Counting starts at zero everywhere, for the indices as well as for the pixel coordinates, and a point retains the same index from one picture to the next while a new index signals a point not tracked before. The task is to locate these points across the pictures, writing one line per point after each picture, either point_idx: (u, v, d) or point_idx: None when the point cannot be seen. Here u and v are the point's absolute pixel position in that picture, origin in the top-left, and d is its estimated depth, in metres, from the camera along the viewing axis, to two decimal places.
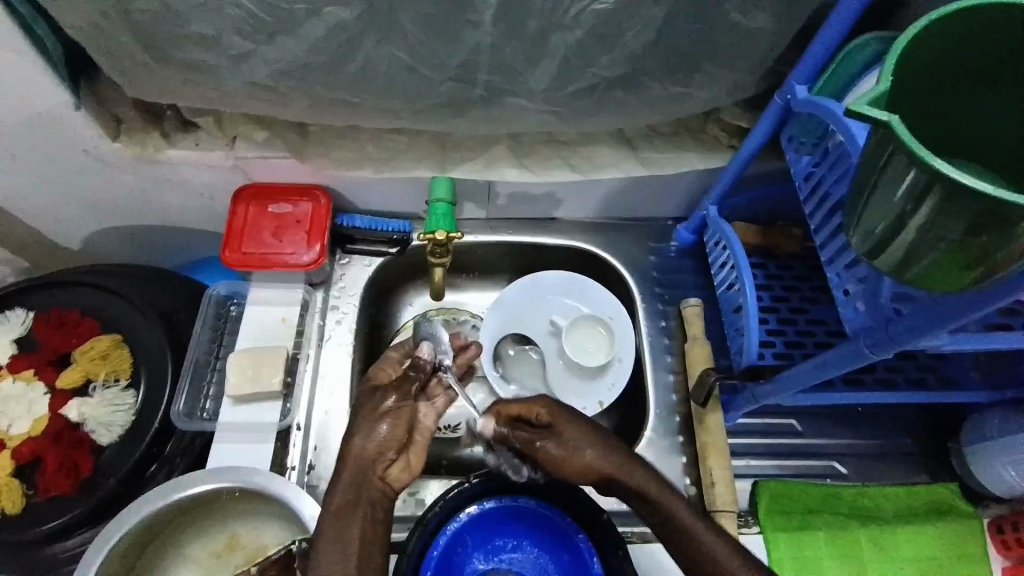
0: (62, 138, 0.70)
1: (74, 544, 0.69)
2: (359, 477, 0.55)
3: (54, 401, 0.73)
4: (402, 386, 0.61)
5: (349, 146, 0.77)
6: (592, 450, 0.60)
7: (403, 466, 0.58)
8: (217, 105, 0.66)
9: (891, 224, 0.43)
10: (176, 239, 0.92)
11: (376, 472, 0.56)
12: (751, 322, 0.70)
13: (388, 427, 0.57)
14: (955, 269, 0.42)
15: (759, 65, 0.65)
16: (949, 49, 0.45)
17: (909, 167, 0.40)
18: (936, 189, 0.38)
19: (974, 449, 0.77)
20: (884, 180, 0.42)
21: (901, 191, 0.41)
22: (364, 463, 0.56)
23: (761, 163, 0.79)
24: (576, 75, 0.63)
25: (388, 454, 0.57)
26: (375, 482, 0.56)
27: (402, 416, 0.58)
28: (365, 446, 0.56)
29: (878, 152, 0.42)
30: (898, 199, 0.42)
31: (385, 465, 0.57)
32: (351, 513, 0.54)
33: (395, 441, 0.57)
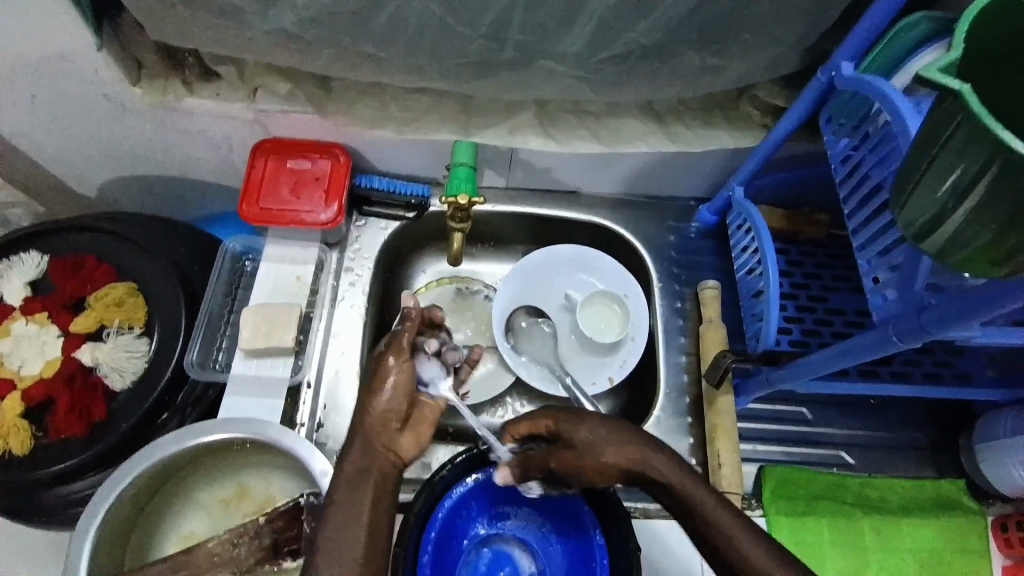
0: (82, 80, 0.69)
1: (82, 487, 0.69)
2: (368, 446, 0.56)
3: (67, 345, 0.74)
4: (398, 343, 0.61)
5: (371, 105, 0.75)
6: (607, 456, 0.55)
7: (410, 435, 0.58)
8: (240, 52, 0.65)
9: (931, 218, 0.42)
10: (192, 191, 0.92)
11: (384, 443, 0.56)
12: (772, 305, 0.68)
13: (389, 394, 0.58)
14: (983, 263, 0.40)
15: (801, 40, 0.62)
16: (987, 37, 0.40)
17: (959, 161, 0.38)
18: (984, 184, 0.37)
19: (984, 447, 0.76)
20: (931, 172, 0.41)
21: (946, 186, 0.40)
22: (371, 434, 0.56)
23: (792, 145, 0.77)
24: (610, 39, 0.61)
25: (393, 423, 0.58)
26: (385, 453, 0.56)
27: (404, 381, 0.59)
28: (371, 415, 0.57)
29: (929, 141, 0.40)
30: (940, 194, 0.40)
31: (392, 435, 0.57)
32: (362, 483, 0.54)
33: (398, 409, 0.58)
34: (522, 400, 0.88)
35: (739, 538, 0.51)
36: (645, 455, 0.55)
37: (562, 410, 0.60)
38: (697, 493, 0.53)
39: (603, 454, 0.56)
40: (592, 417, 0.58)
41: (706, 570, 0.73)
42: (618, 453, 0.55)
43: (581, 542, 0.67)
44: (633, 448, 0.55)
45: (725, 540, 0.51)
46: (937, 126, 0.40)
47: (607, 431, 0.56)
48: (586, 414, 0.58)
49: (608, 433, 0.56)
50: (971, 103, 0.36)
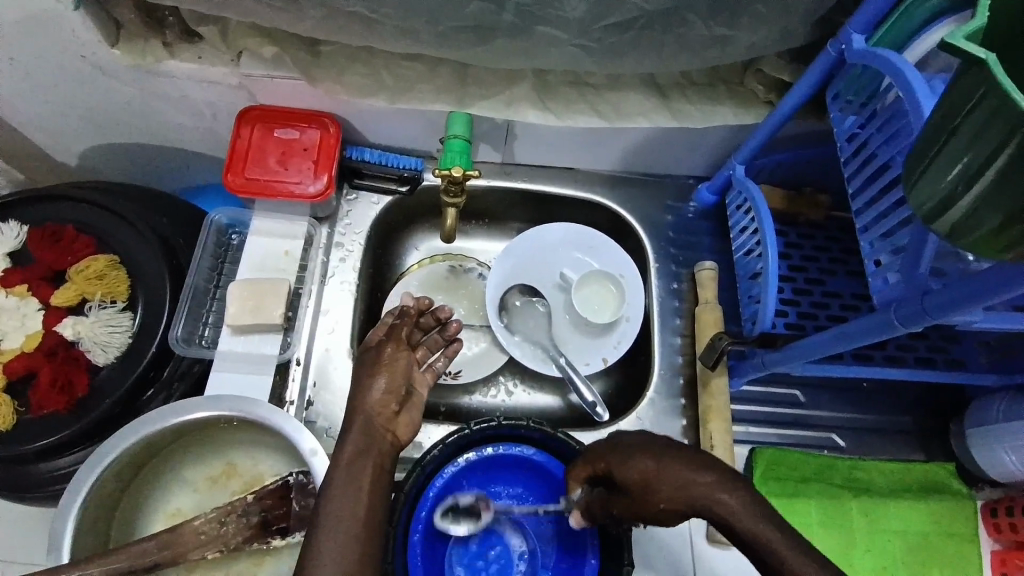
0: (58, 39, 0.65)
1: (67, 464, 0.68)
2: (366, 428, 0.56)
3: (49, 318, 0.72)
4: (397, 335, 0.65)
5: (363, 72, 0.71)
6: (660, 496, 0.51)
7: (406, 419, 0.59)
8: (223, 11, 0.61)
9: (938, 205, 0.41)
10: (177, 161, 0.88)
11: (382, 425, 0.57)
12: (769, 287, 0.67)
13: (385, 380, 0.60)
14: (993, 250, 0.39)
15: (813, 9, 0.59)
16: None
17: (972, 143, 0.37)
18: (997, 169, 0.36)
19: (975, 431, 0.77)
20: (940, 156, 0.39)
21: (955, 170, 0.38)
22: (370, 416, 0.57)
23: (797, 123, 0.75)
24: (615, 5, 0.58)
25: (391, 406, 0.59)
26: (384, 434, 0.57)
27: (400, 368, 0.61)
28: (369, 398, 0.58)
29: (942, 123, 0.39)
30: (948, 180, 0.39)
31: (389, 418, 0.58)
32: (361, 461, 0.53)
33: (395, 393, 0.60)
34: (515, 379, 0.87)
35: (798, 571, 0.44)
36: (700, 490, 0.50)
37: (609, 451, 0.56)
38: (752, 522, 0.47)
39: (657, 494, 0.51)
40: (637, 453, 0.54)
41: (695, 548, 0.74)
42: (667, 491, 0.51)
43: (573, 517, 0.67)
44: (680, 480, 0.50)
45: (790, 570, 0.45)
46: (956, 104, 0.37)
47: (655, 465, 0.52)
48: (632, 449, 0.54)
49: (658, 468, 0.52)
50: (996, 72, 0.34)
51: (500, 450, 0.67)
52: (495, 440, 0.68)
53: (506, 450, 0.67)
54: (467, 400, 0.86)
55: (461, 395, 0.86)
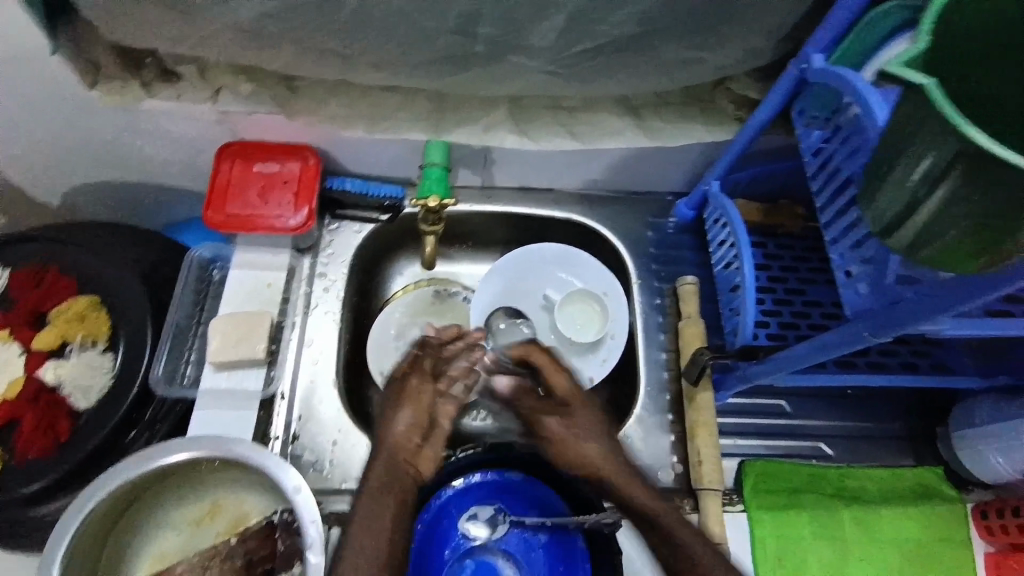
0: (37, 82, 0.66)
1: (54, 509, 0.67)
2: (391, 461, 0.64)
3: (30, 362, 0.71)
4: (420, 366, 0.71)
5: (340, 103, 0.73)
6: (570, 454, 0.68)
7: (429, 453, 0.67)
8: (200, 51, 0.62)
9: (904, 208, 0.41)
10: (161, 197, 0.89)
11: (406, 458, 0.65)
12: (748, 298, 0.69)
13: (409, 416, 0.67)
14: (961, 255, 0.39)
15: (774, 29, 0.61)
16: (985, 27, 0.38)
17: (933, 144, 0.37)
18: (960, 166, 0.36)
19: (962, 435, 0.77)
20: (903, 160, 0.40)
21: (918, 172, 0.39)
22: (394, 451, 0.65)
23: (768, 137, 0.76)
24: (581, 33, 0.60)
25: (414, 439, 0.66)
26: (406, 467, 0.65)
27: (424, 402, 0.68)
28: (395, 430, 0.66)
29: (902, 128, 0.40)
30: (912, 182, 0.39)
31: (413, 452, 0.66)
32: (385, 495, 0.61)
33: (419, 426, 0.67)
34: None
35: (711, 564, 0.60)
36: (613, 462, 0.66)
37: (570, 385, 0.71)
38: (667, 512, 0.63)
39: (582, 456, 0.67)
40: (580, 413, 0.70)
41: None
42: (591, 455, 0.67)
43: (563, 526, 0.68)
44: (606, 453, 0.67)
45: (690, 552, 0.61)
46: (908, 118, 0.39)
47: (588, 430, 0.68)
48: (575, 409, 0.70)
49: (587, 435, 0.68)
50: (937, 99, 0.36)
51: (487, 477, 0.68)
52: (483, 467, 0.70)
53: (494, 475, 0.68)
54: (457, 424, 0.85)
55: None
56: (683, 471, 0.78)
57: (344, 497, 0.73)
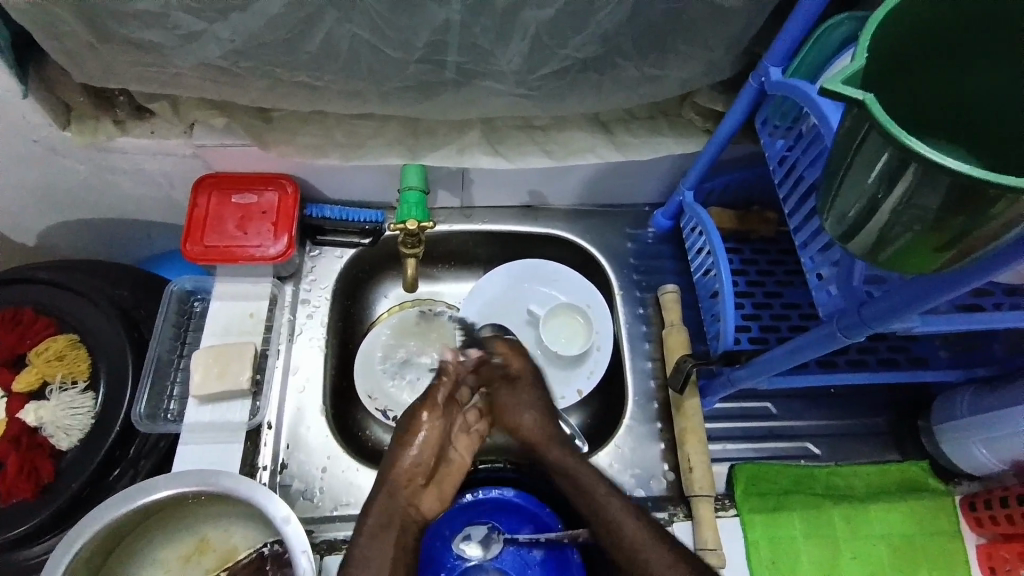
0: (8, 126, 0.66)
1: (42, 551, 0.66)
2: (391, 499, 0.63)
3: (10, 405, 0.70)
4: (432, 397, 0.68)
5: (313, 133, 0.73)
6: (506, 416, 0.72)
7: (433, 492, 0.67)
8: (171, 88, 0.63)
9: (865, 208, 0.41)
10: (138, 232, 0.88)
11: (407, 498, 0.64)
12: (727, 304, 0.69)
13: (417, 451, 0.65)
14: (926, 251, 0.39)
15: (732, 46, 0.63)
16: (921, 37, 0.41)
17: (883, 148, 0.37)
18: (912, 169, 0.36)
19: (944, 428, 0.79)
20: (857, 164, 0.40)
21: (874, 174, 0.39)
22: (397, 489, 0.64)
23: (735, 147, 0.79)
24: (547, 56, 0.61)
25: (418, 480, 0.65)
26: (407, 507, 0.64)
27: (436, 436, 0.67)
28: (401, 466, 0.65)
29: (852, 133, 0.40)
30: (870, 183, 0.39)
31: (415, 490, 0.65)
32: (384, 534, 0.62)
33: (426, 466, 0.66)
34: None
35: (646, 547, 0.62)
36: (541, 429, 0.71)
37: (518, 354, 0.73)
38: (600, 489, 0.65)
39: (518, 420, 0.71)
40: (523, 385, 0.72)
41: None
42: (523, 419, 0.71)
43: (557, 541, 0.68)
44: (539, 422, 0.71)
45: (618, 527, 0.63)
46: (854, 126, 0.39)
47: (522, 398, 0.72)
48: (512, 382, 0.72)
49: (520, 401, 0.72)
50: (878, 112, 0.36)
51: (479, 496, 0.68)
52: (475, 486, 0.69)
53: (485, 494, 0.68)
54: None
55: None
56: (674, 479, 0.78)
57: (337, 523, 0.72)
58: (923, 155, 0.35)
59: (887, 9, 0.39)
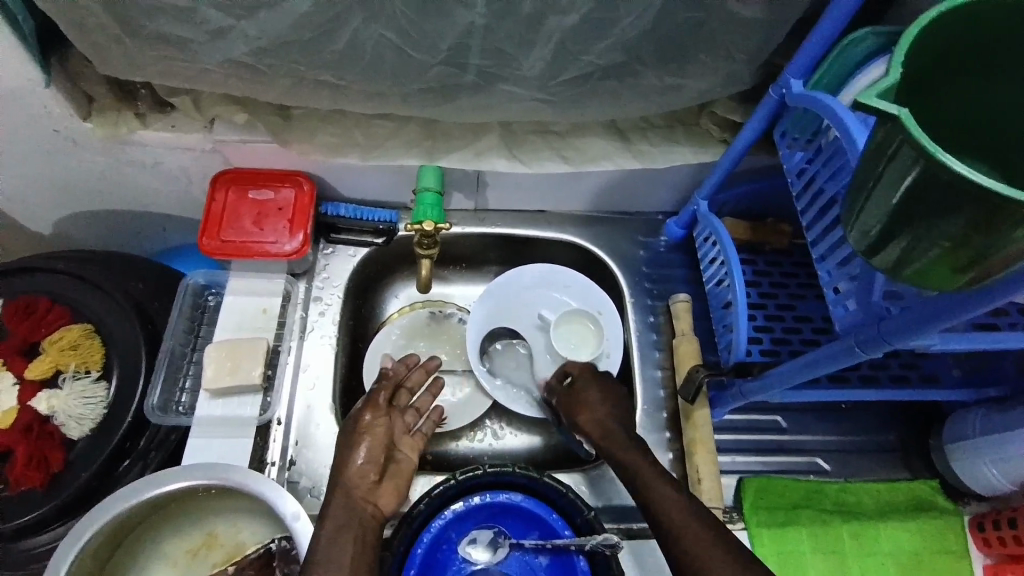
0: (29, 116, 0.66)
1: (47, 541, 0.66)
2: (347, 498, 0.61)
3: (22, 393, 0.70)
4: (373, 401, 0.71)
5: (331, 131, 0.74)
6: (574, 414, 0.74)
7: (387, 488, 0.65)
8: (194, 83, 0.63)
9: (891, 222, 0.40)
10: (152, 225, 0.89)
11: (363, 495, 0.62)
12: (741, 316, 0.69)
13: (365, 450, 0.65)
14: (949, 269, 0.39)
15: (753, 57, 0.63)
16: (949, 54, 0.41)
17: (913, 164, 0.37)
18: (943, 185, 0.36)
19: (956, 446, 0.78)
20: (884, 179, 0.40)
21: (901, 190, 0.38)
22: (351, 487, 0.62)
23: (751, 158, 0.79)
24: (569, 62, 0.62)
25: (371, 476, 0.64)
26: (364, 506, 0.61)
27: (380, 434, 0.67)
28: (351, 467, 0.64)
29: (881, 148, 0.39)
30: (897, 199, 0.39)
31: (370, 488, 0.63)
32: (344, 535, 0.58)
33: (376, 461, 0.65)
34: (501, 422, 0.87)
35: (703, 543, 0.57)
36: (602, 425, 0.72)
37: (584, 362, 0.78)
38: (656, 483, 0.63)
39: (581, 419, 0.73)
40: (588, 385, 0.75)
41: None
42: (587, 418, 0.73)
43: (563, 549, 0.67)
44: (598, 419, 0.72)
45: (675, 522, 0.59)
46: (883, 143, 0.39)
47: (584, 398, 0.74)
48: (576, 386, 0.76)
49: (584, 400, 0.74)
50: (913, 127, 0.36)
51: (486, 499, 0.67)
52: (481, 489, 0.69)
53: (492, 498, 0.67)
54: (455, 446, 0.85)
55: (447, 443, 0.85)
56: None
57: None
58: (955, 171, 0.34)
59: (922, 23, 0.39)
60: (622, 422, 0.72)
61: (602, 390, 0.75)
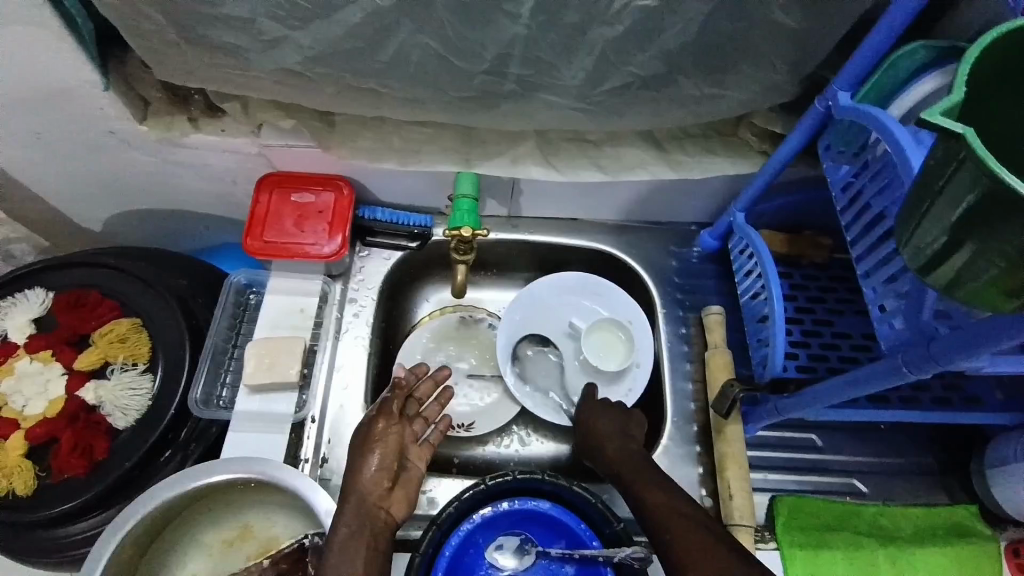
0: (88, 118, 0.69)
1: (86, 528, 0.69)
2: (360, 507, 0.61)
3: (70, 382, 0.73)
4: (387, 408, 0.69)
5: (372, 137, 0.75)
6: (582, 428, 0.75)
7: (399, 495, 0.64)
8: (246, 89, 0.66)
9: (946, 243, 0.40)
10: (196, 224, 0.92)
11: (375, 502, 0.62)
12: (778, 330, 0.68)
13: (378, 458, 0.64)
14: (1000, 293, 0.38)
15: (797, 69, 0.63)
16: (1010, 71, 0.40)
17: (974, 184, 0.36)
18: (1004, 208, 0.35)
19: (994, 472, 0.76)
20: (942, 200, 0.39)
21: (960, 211, 0.38)
22: (364, 495, 0.62)
23: (791, 171, 0.77)
24: (611, 73, 0.62)
25: (384, 483, 0.63)
26: (376, 512, 0.62)
27: (393, 442, 0.66)
28: (364, 475, 0.63)
29: (940, 168, 0.39)
30: (953, 220, 0.38)
31: (383, 494, 0.63)
32: (355, 543, 0.59)
33: (389, 470, 0.64)
34: (528, 429, 0.88)
35: (696, 550, 0.55)
36: (604, 434, 0.72)
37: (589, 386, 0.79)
38: (648, 492, 0.63)
39: (587, 432, 0.74)
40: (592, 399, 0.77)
41: None
42: (590, 429, 0.74)
43: (590, 559, 0.67)
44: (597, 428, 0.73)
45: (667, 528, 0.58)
46: (942, 163, 0.38)
47: (587, 413, 0.75)
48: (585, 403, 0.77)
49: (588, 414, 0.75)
50: (976, 146, 0.35)
51: (515, 505, 0.67)
52: (511, 495, 0.69)
53: (521, 504, 0.67)
54: (481, 451, 0.85)
55: (474, 448, 0.86)
56: (712, 505, 0.76)
57: None
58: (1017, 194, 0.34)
59: (984, 43, 0.39)
60: (619, 435, 0.72)
61: (599, 409, 0.75)
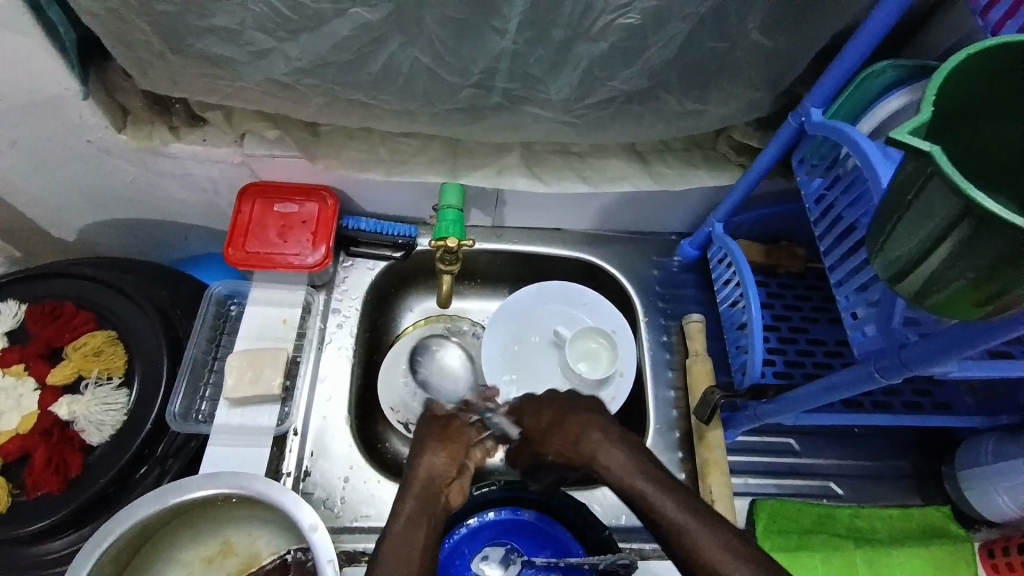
0: (65, 127, 0.68)
1: (61, 546, 0.66)
2: (425, 492, 0.57)
3: (44, 398, 0.71)
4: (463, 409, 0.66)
5: (359, 148, 0.76)
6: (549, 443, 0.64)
7: (462, 486, 0.60)
8: (232, 99, 0.65)
9: (918, 248, 0.41)
10: (175, 233, 0.91)
11: (440, 487, 0.58)
12: (756, 338, 0.70)
13: (447, 451, 0.60)
14: (967, 302, 0.40)
15: (772, 86, 0.65)
16: (972, 90, 0.43)
17: (943, 198, 0.38)
18: (970, 220, 0.37)
19: (967, 474, 0.78)
20: (915, 208, 0.40)
21: (931, 222, 0.39)
22: (431, 481, 0.58)
23: (767, 182, 0.80)
24: (596, 88, 0.63)
25: (452, 471, 0.59)
26: (438, 498, 0.57)
27: (467, 440, 0.62)
28: (434, 462, 0.59)
29: (911, 179, 0.40)
30: (925, 230, 0.40)
31: (449, 482, 0.59)
32: (415, 528, 0.54)
33: (458, 461, 0.60)
34: None
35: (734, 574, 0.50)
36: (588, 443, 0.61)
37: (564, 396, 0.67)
38: (673, 509, 0.54)
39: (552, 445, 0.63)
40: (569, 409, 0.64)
41: None
42: (560, 442, 0.63)
43: (576, 566, 0.67)
44: (573, 435, 0.62)
45: (700, 552, 0.52)
46: (912, 176, 0.40)
47: (553, 418, 0.64)
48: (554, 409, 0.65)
49: (555, 420, 0.64)
50: (943, 163, 0.37)
51: (502, 514, 0.68)
52: (497, 505, 0.70)
53: (509, 513, 0.68)
54: None
55: None
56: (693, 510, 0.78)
57: (356, 535, 0.73)
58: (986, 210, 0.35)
59: (951, 64, 0.41)
60: (623, 445, 0.60)
61: (590, 416, 0.63)
